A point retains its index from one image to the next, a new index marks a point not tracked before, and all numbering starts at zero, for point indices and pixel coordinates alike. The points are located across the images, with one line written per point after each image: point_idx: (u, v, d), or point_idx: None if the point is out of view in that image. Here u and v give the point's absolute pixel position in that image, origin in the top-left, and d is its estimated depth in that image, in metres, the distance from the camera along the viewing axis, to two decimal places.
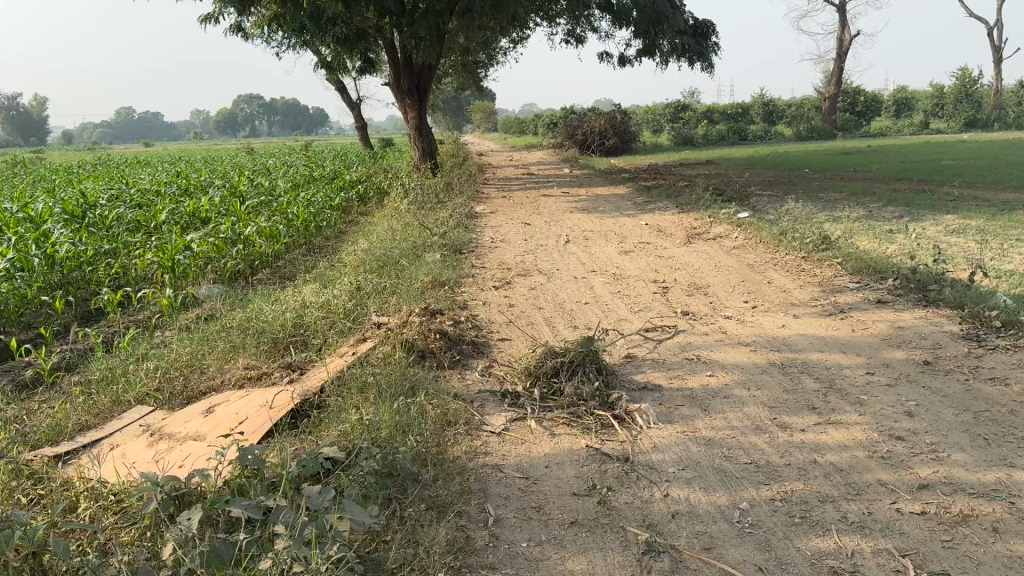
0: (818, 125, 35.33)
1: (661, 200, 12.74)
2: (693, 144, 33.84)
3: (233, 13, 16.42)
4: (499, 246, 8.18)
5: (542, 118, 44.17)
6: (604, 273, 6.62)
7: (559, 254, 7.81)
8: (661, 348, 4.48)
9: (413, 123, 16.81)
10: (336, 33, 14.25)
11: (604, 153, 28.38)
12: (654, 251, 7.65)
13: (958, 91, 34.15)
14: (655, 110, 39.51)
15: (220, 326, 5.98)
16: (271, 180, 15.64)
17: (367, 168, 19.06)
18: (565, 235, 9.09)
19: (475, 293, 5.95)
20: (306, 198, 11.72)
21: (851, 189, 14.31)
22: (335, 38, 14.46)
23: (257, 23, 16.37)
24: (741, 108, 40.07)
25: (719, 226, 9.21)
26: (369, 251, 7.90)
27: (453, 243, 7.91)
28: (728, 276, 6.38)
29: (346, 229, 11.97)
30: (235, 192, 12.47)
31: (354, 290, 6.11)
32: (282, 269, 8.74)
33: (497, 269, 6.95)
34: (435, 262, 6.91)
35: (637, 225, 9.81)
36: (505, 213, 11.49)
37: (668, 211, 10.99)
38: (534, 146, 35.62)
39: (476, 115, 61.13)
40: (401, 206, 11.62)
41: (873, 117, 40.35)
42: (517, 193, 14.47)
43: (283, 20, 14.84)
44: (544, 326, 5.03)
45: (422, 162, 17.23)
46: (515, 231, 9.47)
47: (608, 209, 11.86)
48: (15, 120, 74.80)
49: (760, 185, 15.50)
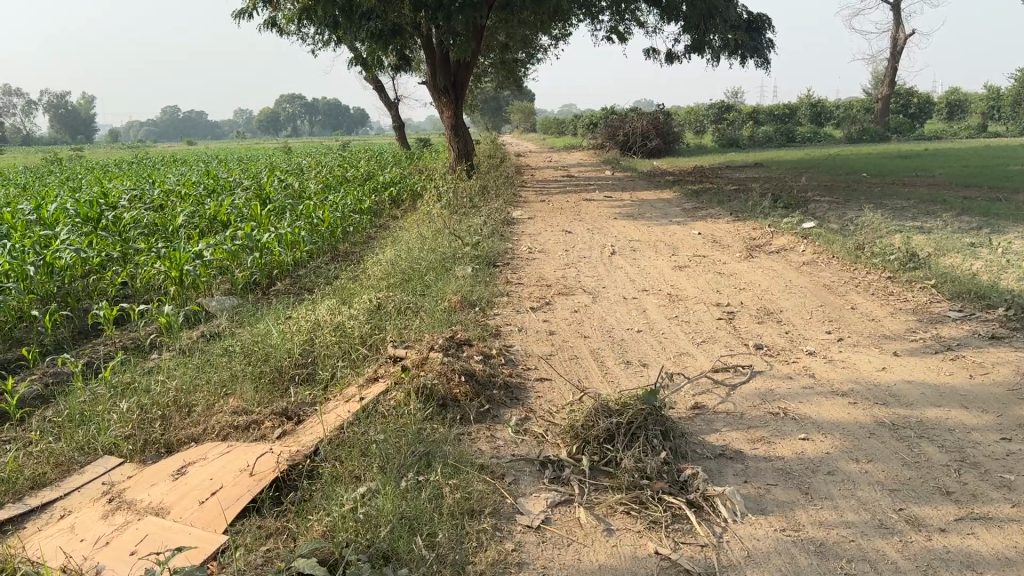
0: (870, 127, 33.94)
1: (712, 206, 11.86)
2: (739, 145, 32.70)
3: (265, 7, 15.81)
4: (538, 258, 7.39)
5: (582, 118, 43.26)
6: (658, 292, 5.80)
7: (605, 268, 7.01)
8: (737, 397, 3.66)
9: (448, 123, 16.10)
10: (370, 28, 13.56)
11: (646, 155, 27.44)
12: (713, 266, 6.82)
13: (1019, 93, 32.54)
14: (699, 111, 38.37)
15: (222, 349, 5.29)
16: (300, 181, 15.01)
17: (400, 169, 18.42)
18: (611, 246, 8.27)
19: (510, 316, 5.17)
20: (333, 200, 11.03)
21: (917, 196, 13.25)
22: (368, 33, 13.77)
23: (290, 17, 15.75)
24: (789, 108, 38.74)
25: (782, 237, 8.33)
26: (394, 262, 7.17)
27: (488, 254, 7.15)
28: (804, 299, 5.52)
29: (375, 234, 11.27)
30: (260, 194, 11.84)
31: (373, 311, 5.37)
32: (303, 279, 8.04)
33: (536, 285, 6.17)
34: (467, 277, 6.15)
35: (690, 235, 8.97)
36: (544, 218, 10.72)
37: (722, 219, 10.12)
38: (574, 146, 34.73)
39: (515, 115, 60.36)
40: (433, 211, 10.88)
41: (926, 119, 38.73)
42: (557, 197, 13.68)
43: (315, 14, 14.19)
44: (591, 362, 4.24)
45: (457, 163, 16.50)
46: (556, 241, 8.68)
47: (655, 215, 11.02)
48: (61, 118, 75.90)
49: (816, 190, 14.52)
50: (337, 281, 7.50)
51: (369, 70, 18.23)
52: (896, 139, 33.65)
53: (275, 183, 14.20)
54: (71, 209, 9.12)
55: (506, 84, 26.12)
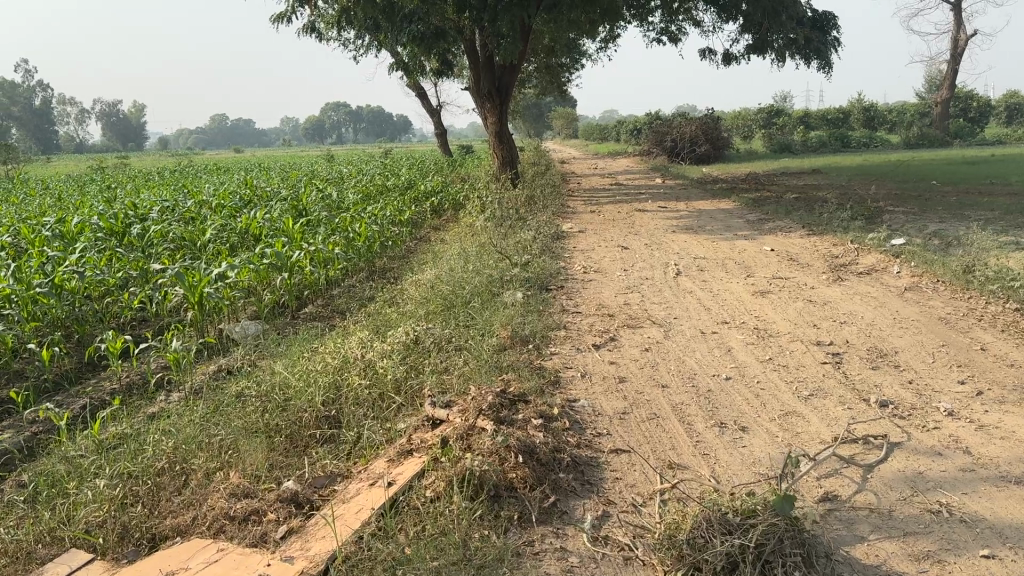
0: (930, 131, 32.44)
1: (778, 218, 10.93)
2: (791, 151, 31.46)
3: (304, 10, 15.21)
4: (596, 280, 6.59)
5: (625, 123, 42.25)
6: (742, 325, 4.96)
7: (673, 291, 6.18)
8: (875, 484, 2.83)
9: (492, 129, 15.38)
10: (411, 31, 12.88)
11: (695, 161, 26.42)
12: (799, 291, 5.94)
13: None
14: (747, 116, 37.19)
15: (238, 392, 4.57)
16: (339, 191, 14.37)
17: (442, 177, 17.75)
18: (675, 265, 7.43)
19: (570, 357, 4.37)
20: (371, 212, 10.34)
21: (1001, 205, 12.18)
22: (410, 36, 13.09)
23: (329, 20, 15.14)
24: (842, 112, 37.32)
25: (868, 255, 7.42)
26: (435, 284, 6.41)
27: (539, 276, 6.37)
28: (921, 337, 4.63)
29: (414, 249, 10.56)
30: (296, 206, 11.20)
31: (409, 349, 4.62)
32: (336, 301, 7.33)
33: (596, 314, 5.37)
34: (517, 305, 5.38)
35: (761, 252, 8.08)
36: (596, 232, 9.91)
37: (793, 234, 9.22)
38: (618, 152, 33.78)
39: (557, 121, 59.54)
40: (478, 225, 10.12)
41: (986, 123, 37.05)
42: (607, 207, 12.86)
43: (355, 16, 13.55)
44: (678, 423, 3.42)
45: (502, 171, 15.73)
46: (612, 258, 7.87)
47: (717, 228, 10.14)
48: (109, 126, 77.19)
49: (887, 199, 13.47)
50: (371, 305, 6.77)
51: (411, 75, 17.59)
52: (957, 143, 32.10)
53: (312, 193, 13.59)
54: (95, 222, 8.55)
55: (549, 89, 25.35)
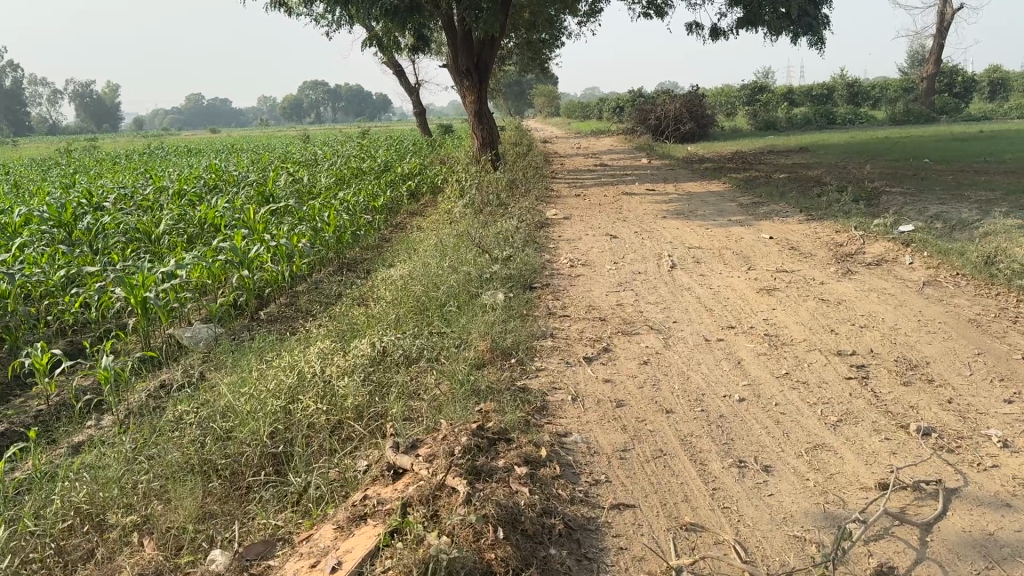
0: (917, 107, 31.95)
1: (772, 202, 10.40)
2: (776, 129, 30.94)
3: None
4: (584, 276, 6.03)
5: (607, 101, 41.53)
6: (749, 331, 4.42)
7: (670, 288, 5.62)
8: (938, 550, 2.30)
9: (471, 109, 14.72)
10: (385, 5, 12.17)
11: (679, 140, 25.83)
12: (807, 287, 5.41)
13: None
14: (730, 93, 36.62)
15: (176, 417, 3.98)
16: (311, 174, 13.68)
17: (419, 159, 17.08)
18: (668, 256, 6.88)
19: (558, 375, 3.81)
20: (343, 199, 9.71)
21: (1001, 185, 11.71)
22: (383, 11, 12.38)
23: None
24: (826, 88, 36.82)
25: (874, 244, 6.90)
26: (407, 283, 5.84)
27: (522, 272, 5.79)
28: (952, 343, 4.10)
29: (389, 238, 9.95)
30: (263, 192, 10.54)
31: (375, 365, 4.05)
32: (300, 300, 6.72)
33: (586, 317, 4.81)
34: (497, 309, 4.81)
35: (759, 241, 7.55)
36: (582, 219, 9.33)
37: (791, 219, 8.69)
38: (601, 131, 33.12)
39: (539, 99, 58.65)
40: (456, 212, 9.52)
41: (971, 99, 36.67)
42: (593, 191, 12.29)
43: None
44: (689, 463, 2.87)
45: (482, 152, 15.07)
46: (600, 249, 7.32)
47: (708, 213, 9.59)
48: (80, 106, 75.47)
49: (881, 179, 12.97)
50: (337, 307, 6.17)
51: (387, 52, 16.85)
52: (944, 120, 31.72)
53: (282, 177, 12.91)
54: (40, 212, 7.87)
55: (529, 66, 24.63)
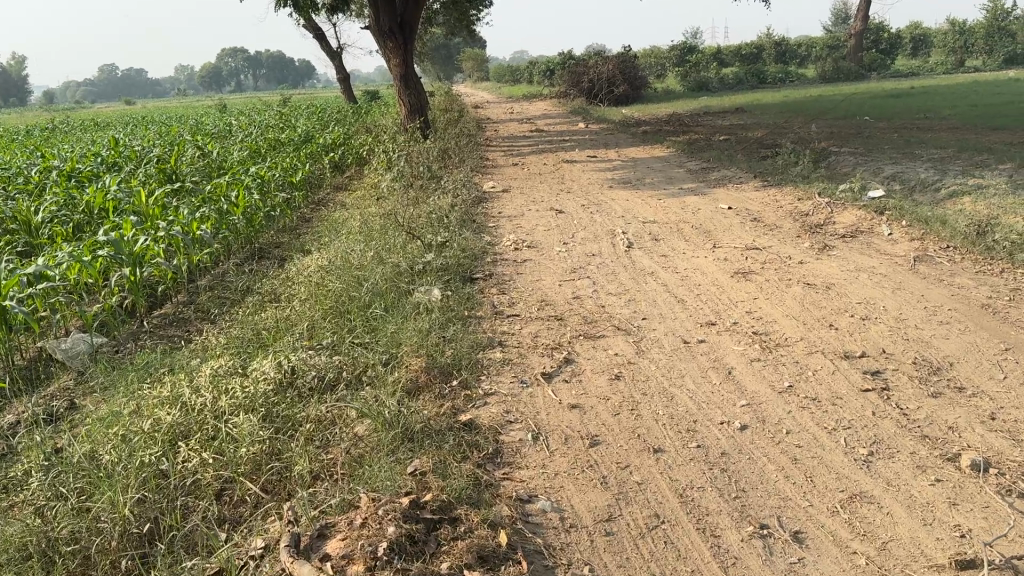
0: (845, 64, 31.96)
1: (721, 166, 9.80)
2: (709, 89, 30.53)
3: None
4: (531, 262, 5.27)
5: (537, 65, 40.50)
6: (735, 329, 3.72)
7: (631, 275, 4.89)
8: None
9: (396, 72, 13.67)
10: None
11: (614, 102, 25.17)
12: (785, 267, 4.76)
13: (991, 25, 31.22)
14: (661, 54, 36.07)
15: (20, 475, 3.09)
16: (221, 148, 12.52)
17: (343, 128, 15.98)
18: (622, 233, 6.17)
19: (512, 401, 3.04)
20: (254, 177, 8.70)
21: (949, 142, 11.38)
22: None
23: None
24: (756, 48, 36.59)
25: (843, 213, 6.32)
26: (325, 276, 4.98)
27: (460, 260, 4.99)
28: (972, 336, 3.48)
29: (309, 218, 9.00)
30: (163, 170, 9.42)
31: (282, 398, 3.23)
32: (200, 299, 5.82)
33: (538, 317, 4.05)
34: (432, 311, 4.01)
35: (718, 212, 6.89)
36: (522, 191, 8.55)
37: (746, 186, 8.08)
38: (532, 95, 32.18)
39: (467, 63, 57.15)
40: (382, 189, 8.61)
41: (896, 55, 36.97)
42: (531, 159, 11.51)
43: None
44: (698, 538, 2.15)
45: (410, 120, 14.04)
46: (546, 227, 6.57)
47: (656, 181, 8.91)
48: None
49: (827, 139, 12.51)
50: (242, 308, 5.29)
51: (302, 13, 15.60)
52: (872, 77, 31.81)
53: (188, 153, 11.76)
54: None
55: (456, 28, 23.50)
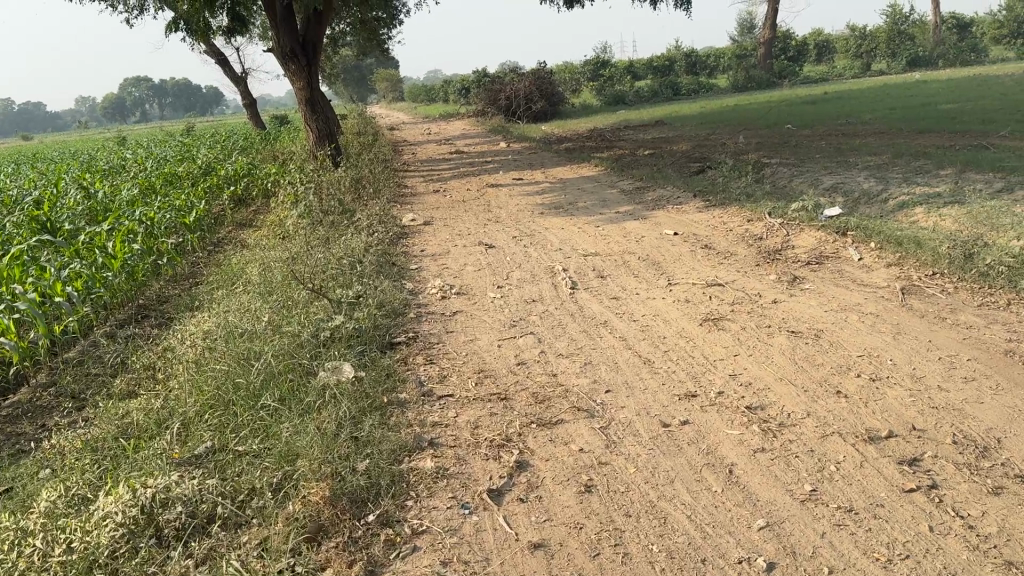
0: (756, 74, 32.31)
1: (656, 185, 9.23)
2: (625, 103, 30.36)
3: None
4: (463, 316, 4.48)
5: (452, 84, 39.80)
6: (722, 404, 2.99)
7: (581, 326, 4.15)
8: None
9: (302, 97, 12.69)
10: None
11: (532, 119, 24.65)
12: (760, 309, 4.10)
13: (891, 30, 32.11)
14: (575, 70, 35.89)
15: None
16: (109, 187, 11.34)
17: (249, 158, 14.87)
18: (562, 271, 5.44)
19: (452, 543, 2.23)
20: (138, 223, 7.68)
21: (879, 147, 11.13)
22: None
23: None
24: (668, 60, 36.79)
25: (802, 236, 5.76)
26: (209, 353, 4.06)
27: (377, 320, 4.14)
28: (1009, 398, 2.86)
29: (207, 265, 7.99)
30: (35, 217, 8.28)
31: (129, 558, 2.33)
32: (61, 380, 4.82)
33: (477, 396, 3.25)
34: (338, 400, 3.16)
35: (663, 239, 6.24)
36: (446, 223, 7.75)
37: (687, 207, 7.48)
38: (448, 115, 31.41)
39: (381, 84, 56.08)
40: (288, 228, 7.70)
41: (803, 63, 37.72)
42: (452, 184, 10.73)
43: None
44: None
45: (318, 148, 13.02)
46: (475, 266, 5.79)
47: (590, 204, 8.25)
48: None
49: (756, 150, 12.14)
50: (108, 396, 4.33)
51: (197, 37, 14.51)
52: (783, 84, 32.23)
53: (70, 195, 10.57)
54: None
55: (365, 49, 22.59)
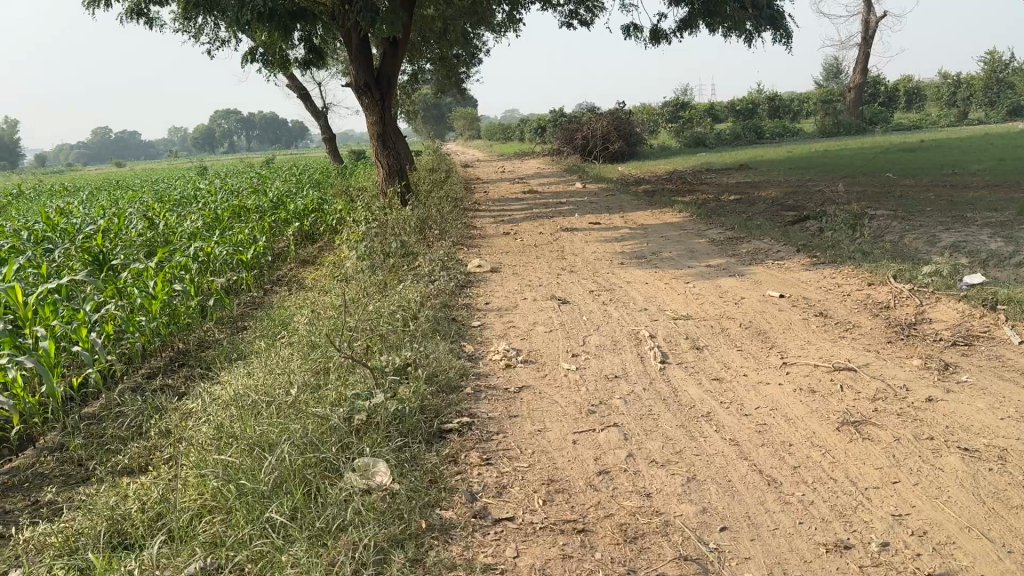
0: (844, 119, 30.90)
1: (749, 235, 8.35)
2: (706, 146, 29.36)
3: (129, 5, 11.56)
4: (533, 394, 3.71)
5: (528, 123, 39.49)
6: (889, 565, 2.19)
7: (677, 420, 3.32)
8: None
9: (373, 131, 12.23)
10: (271, 30, 9.40)
11: (608, 160, 23.95)
12: (910, 411, 3.23)
13: (990, 77, 30.44)
14: (653, 111, 35.14)
15: None
16: (173, 218, 11.03)
17: (319, 192, 14.50)
18: (651, 337, 4.62)
19: None
20: (189, 260, 7.19)
21: (1000, 202, 10.00)
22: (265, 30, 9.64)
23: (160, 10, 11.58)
24: (750, 103, 35.71)
25: (940, 309, 4.84)
26: (226, 432, 3.37)
27: (425, 398, 3.39)
28: None
29: (257, 306, 7.43)
30: (88, 249, 7.88)
31: None
32: (69, 444, 4.20)
33: (549, 521, 2.47)
34: (365, 521, 2.41)
35: (766, 303, 5.35)
36: (516, 271, 7.01)
37: (790, 264, 6.59)
38: (522, 154, 30.92)
39: (458, 121, 56.35)
40: (344, 271, 7.08)
41: (894, 109, 36.08)
42: (524, 226, 10.04)
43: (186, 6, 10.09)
44: None
45: (388, 184, 12.52)
46: (548, 326, 5.02)
47: (676, 256, 7.39)
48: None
49: (857, 199, 11.12)
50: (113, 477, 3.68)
51: (273, 69, 14.29)
52: (873, 131, 30.71)
53: (132, 224, 10.27)
54: None
55: (442, 86, 22.30)
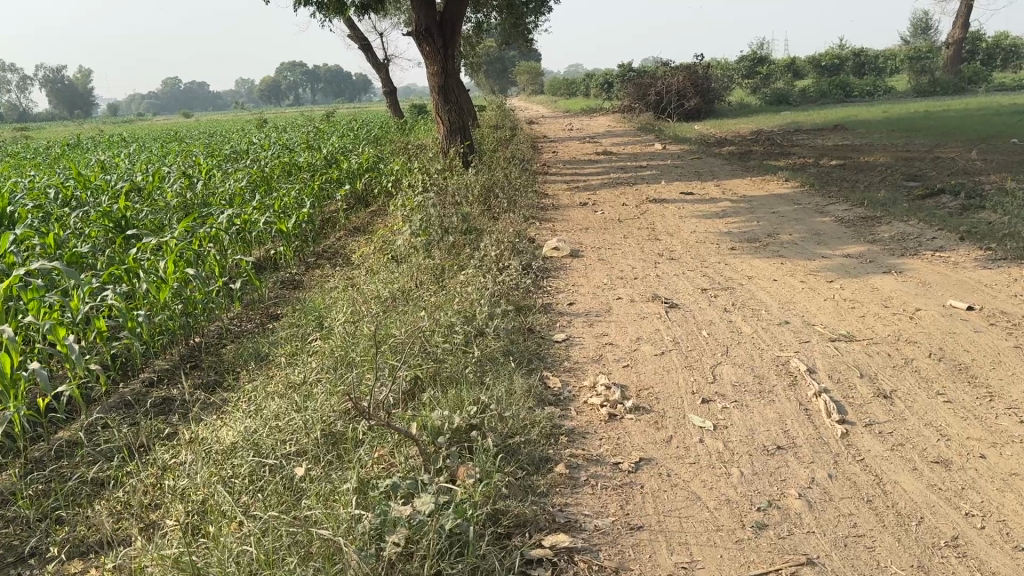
0: (941, 77, 28.28)
1: (882, 213, 6.87)
2: (787, 104, 27.21)
3: None
4: (660, 476, 2.46)
5: (594, 77, 37.56)
6: None
7: (910, 561, 2.03)
8: None
9: (433, 84, 10.93)
10: None
11: (683, 118, 22.21)
12: None
13: None
14: (730, 66, 32.91)
15: None
16: (216, 174, 9.99)
17: (374, 149, 13.31)
18: (810, 373, 3.31)
19: None
20: (218, 230, 6.07)
21: None
22: None
23: None
24: (834, 59, 33.08)
25: None
26: (205, 540, 2.22)
27: (498, 498, 2.18)
28: None
29: (296, 288, 6.31)
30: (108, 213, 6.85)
31: None
32: (18, 498, 3.15)
33: None
34: None
35: (953, 319, 3.95)
36: (602, 256, 5.73)
37: (957, 257, 5.15)
38: (589, 110, 29.17)
39: (522, 76, 54.51)
40: (395, 249, 5.87)
41: (997, 67, 32.99)
42: (603, 196, 8.71)
43: None
44: None
45: (449, 143, 11.26)
46: (656, 344, 3.73)
47: (799, 240, 5.97)
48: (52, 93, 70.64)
49: (996, 169, 9.44)
50: None
51: (328, 13, 13.03)
52: (974, 90, 28.00)
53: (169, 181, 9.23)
54: None
55: (507, 36, 20.77)
